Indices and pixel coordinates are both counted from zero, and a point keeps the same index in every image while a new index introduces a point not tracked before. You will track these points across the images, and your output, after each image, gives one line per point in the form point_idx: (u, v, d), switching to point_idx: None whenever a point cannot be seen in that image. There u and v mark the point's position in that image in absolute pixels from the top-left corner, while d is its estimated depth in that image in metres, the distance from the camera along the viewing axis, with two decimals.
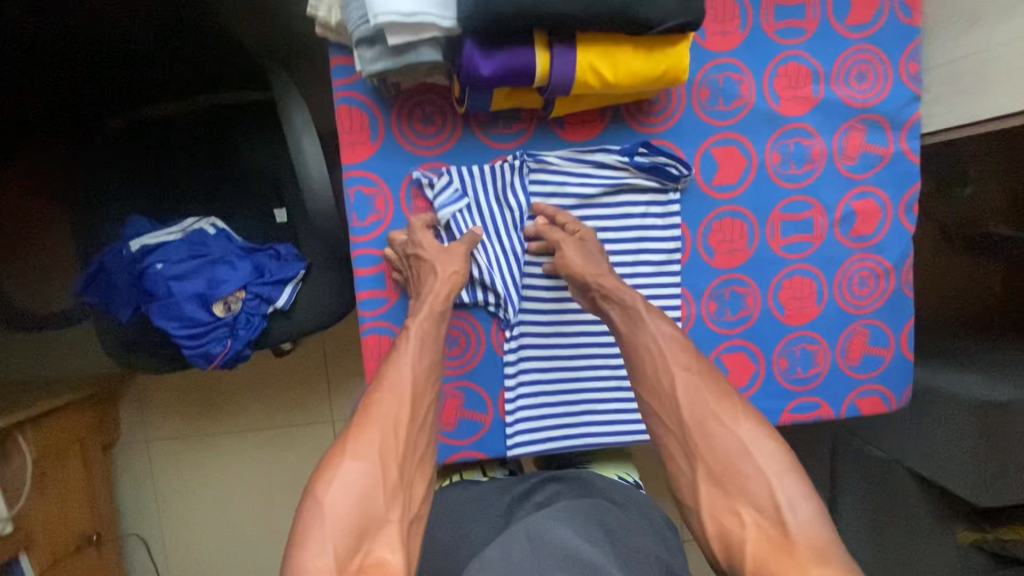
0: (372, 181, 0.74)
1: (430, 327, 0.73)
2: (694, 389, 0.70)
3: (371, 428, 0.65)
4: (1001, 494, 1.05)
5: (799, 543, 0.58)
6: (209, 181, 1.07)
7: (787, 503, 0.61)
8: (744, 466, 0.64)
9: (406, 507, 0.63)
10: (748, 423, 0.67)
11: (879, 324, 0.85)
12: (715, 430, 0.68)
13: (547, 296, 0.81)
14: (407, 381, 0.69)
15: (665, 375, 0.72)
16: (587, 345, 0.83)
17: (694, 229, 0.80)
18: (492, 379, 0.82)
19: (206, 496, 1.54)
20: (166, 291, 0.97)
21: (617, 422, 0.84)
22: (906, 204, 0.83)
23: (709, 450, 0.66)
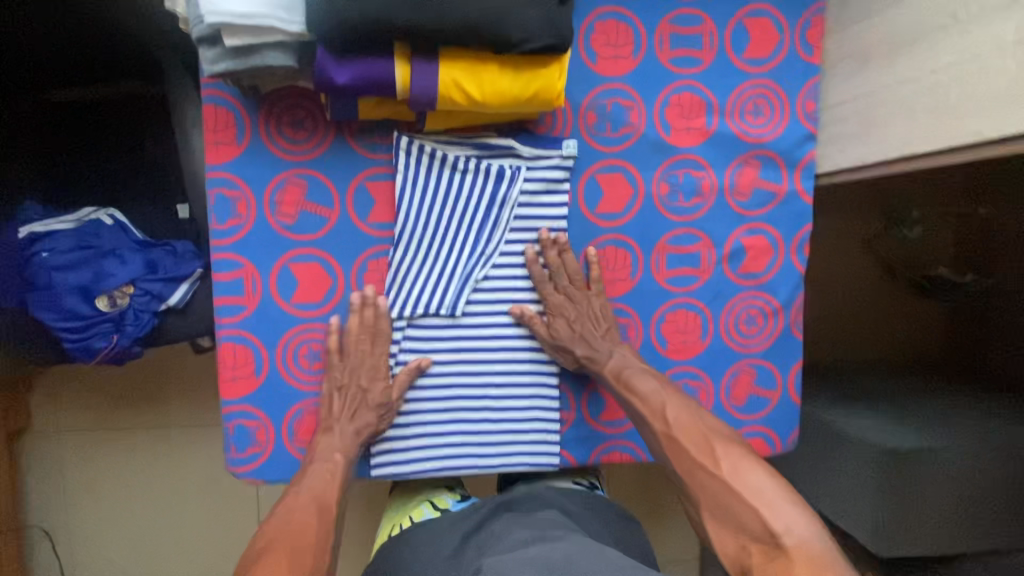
0: (233, 183, 0.71)
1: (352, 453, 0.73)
2: (674, 441, 0.70)
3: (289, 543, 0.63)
4: (902, 545, 1.03)
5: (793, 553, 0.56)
6: (111, 174, 1.03)
7: (784, 527, 0.58)
8: (727, 497, 0.63)
9: None
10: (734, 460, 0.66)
11: (765, 364, 0.83)
12: (702, 478, 0.66)
13: (434, 323, 0.76)
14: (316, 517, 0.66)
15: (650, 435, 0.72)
16: (476, 374, 0.77)
17: (576, 256, 0.78)
18: (351, 325, 0.76)
19: (117, 491, 1.50)
20: (47, 281, 0.94)
21: (504, 448, 0.79)
22: (798, 243, 0.81)
23: (704, 498, 0.64)
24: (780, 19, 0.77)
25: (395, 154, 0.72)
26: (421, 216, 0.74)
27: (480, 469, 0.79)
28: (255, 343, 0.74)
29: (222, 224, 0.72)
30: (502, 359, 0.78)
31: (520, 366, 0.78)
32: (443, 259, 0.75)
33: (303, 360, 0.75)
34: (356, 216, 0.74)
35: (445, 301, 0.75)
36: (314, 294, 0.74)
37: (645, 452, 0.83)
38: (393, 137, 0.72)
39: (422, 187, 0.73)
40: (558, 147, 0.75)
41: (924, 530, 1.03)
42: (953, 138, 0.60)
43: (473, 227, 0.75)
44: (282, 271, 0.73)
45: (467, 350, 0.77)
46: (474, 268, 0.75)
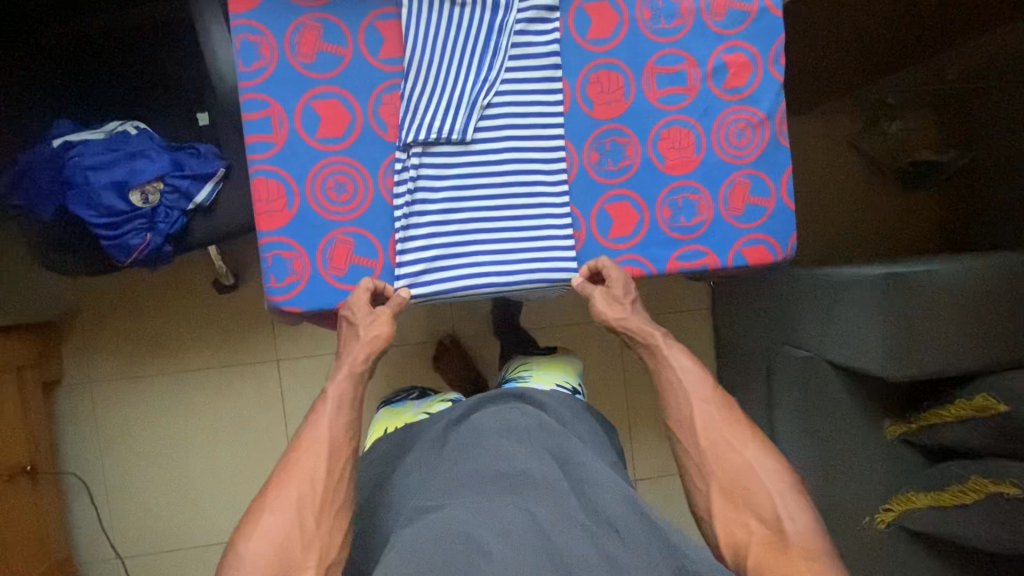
0: (256, 29, 0.79)
1: (347, 386, 0.87)
2: (707, 416, 0.90)
3: (290, 485, 0.78)
4: (912, 366, 1.07)
5: (793, 543, 0.78)
6: (137, 90, 1.12)
7: (788, 516, 0.80)
8: (748, 480, 0.84)
9: (323, 553, 0.75)
10: (753, 448, 0.87)
11: (758, 174, 0.89)
12: (727, 452, 0.87)
13: (446, 148, 0.82)
14: (324, 440, 0.82)
15: (686, 406, 0.92)
16: (490, 196, 0.84)
17: (573, 80, 0.85)
18: (372, 157, 0.82)
19: (150, 437, 1.54)
20: (84, 180, 1.01)
21: (521, 267, 0.85)
22: (774, 56, 0.88)
23: (722, 472, 0.86)
24: None
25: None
26: (426, 49, 0.81)
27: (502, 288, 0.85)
28: (286, 178, 0.80)
29: (249, 68, 0.79)
30: (513, 182, 0.84)
31: (531, 186, 0.85)
32: (450, 87, 0.81)
33: (330, 192, 0.81)
34: (368, 53, 0.81)
35: (456, 125, 0.81)
36: (337, 129, 0.81)
37: (655, 266, 0.88)
38: None
39: (426, 23, 0.81)
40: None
41: (932, 350, 1.07)
42: None
43: (475, 55, 0.82)
44: (305, 108, 0.80)
45: (481, 174, 0.83)
46: (480, 92, 0.81)
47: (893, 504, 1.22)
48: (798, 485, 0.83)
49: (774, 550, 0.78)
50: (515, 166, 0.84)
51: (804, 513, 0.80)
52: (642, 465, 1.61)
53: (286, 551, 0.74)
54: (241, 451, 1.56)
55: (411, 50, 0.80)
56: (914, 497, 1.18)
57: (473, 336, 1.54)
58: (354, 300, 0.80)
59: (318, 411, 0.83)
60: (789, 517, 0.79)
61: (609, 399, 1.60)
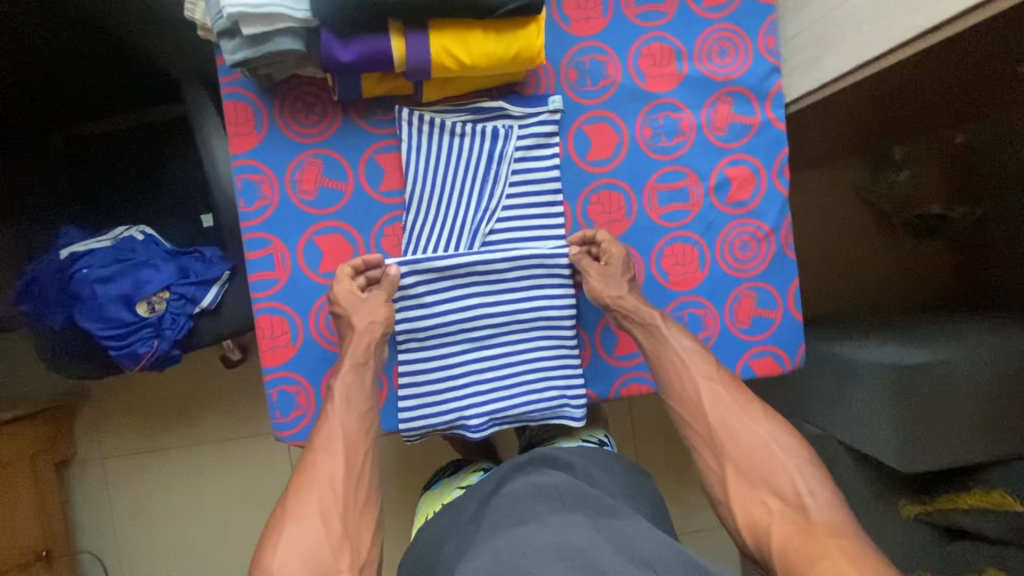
0: (257, 168, 0.79)
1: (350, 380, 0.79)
2: (715, 392, 0.79)
3: (310, 491, 0.68)
4: (924, 458, 1.06)
5: (818, 524, 0.66)
6: (142, 191, 1.12)
7: (809, 492, 0.70)
8: (766, 457, 0.74)
9: (354, 556, 0.66)
10: (770, 426, 0.76)
11: (764, 286, 0.88)
12: (739, 430, 0.77)
13: (445, 280, 0.81)
14: (338, 438, 0.73)
15: (690, 383, 0.79)
16: (493, 322, 0.82)
17: (574, 202, 0.84)
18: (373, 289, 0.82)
19: (162, 511, 1.55)
20: (90, 293, 1.02)
21: (525, 392, 0.84)
22: (778, 168, 0.87)
23: (736, 450, 0.75)
24: None
25: (399, 128, 0.80)
26: (427, 181, 0.80)
27: (507, 414, 0.84)
28: (289, 313, 0.80)
29: (251, 206, 0.79)
30: (517, 308, 0.83)
31: (537, 311, 0.83)
32: (451, 218, 0.81)
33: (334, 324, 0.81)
34: (370, 187, 0.81)
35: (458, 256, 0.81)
36: (339, 263, 0.81)
37: None
38: (395, 111, 0.80)
39: (426, 155, 0.80)
40: (545, 104, 0.82)
41: (943, 441, 1.05)
42: (914, 28, 0.67)
43: (476, 183, 0.81)
44: (308, 245, 0.80)
45: (485, 302, 0.82)
46: (481, 222, 0.81)
47: None
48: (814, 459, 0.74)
49: (799, 530, 0.67)
50: (517, 293, 0.82)
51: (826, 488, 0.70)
52: None
53: (315, 560, 0.63)
54: (253, 522, 1.56)
55: (411, 182, 0.80)
56: None
57: None
58: (337, 287, 0.77)
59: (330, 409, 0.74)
60: (810, 493, 0.69)
61: None
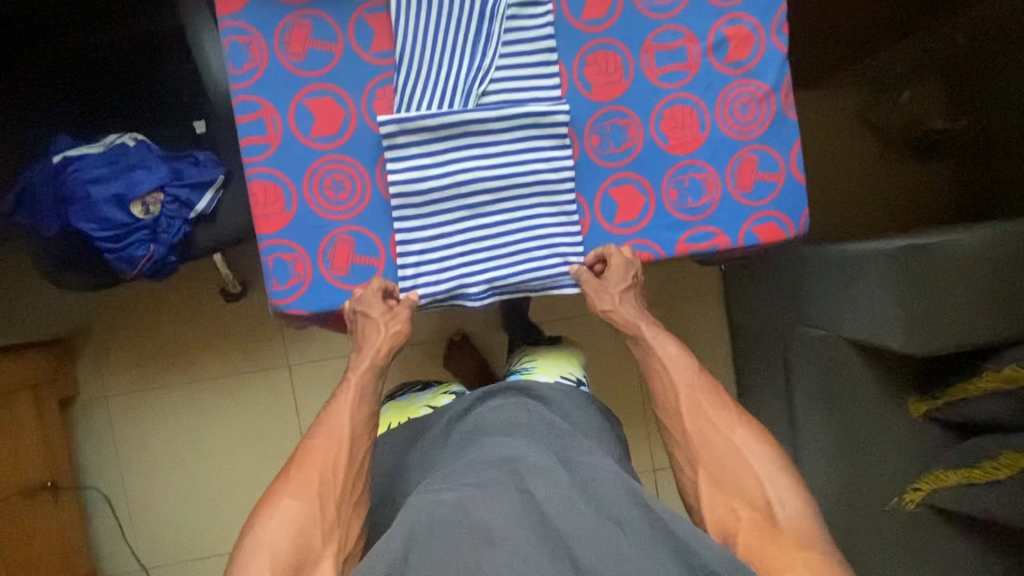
0: (245, 30, 0.78)
1: (368, 377, 0.91)
2: (693, 400, 0.91)
3: (313, 469, 0.80)
4: (933, 343, 1.04)
5: (783, 531, 0.76)
6: (137, 101, 1.12)
7: (778, 501, 0.79)
8: (737, 466, 0.84)
9: (340, 544, 0.77)
10: (741, 432, 0.87)
11: (766, 149, 0.86)
12: (713, 436, 0.87)
13: (442, 139, 0.79)
14: (346, 429, 0.85)
15: (671, 393, 0.93)
16: (490, 185, 0.81)
17: (570, 63, 0.83)
18: (368, 154, 0.80)
19: (166, 448, 1.54)
20: (84, 194, 1.01)
21: (525, 259, 0.83)
22: (776, 25, 0.85)
23: (708, 456, 0.86)
24: None
25: None
26: (418, 40, 0.79)
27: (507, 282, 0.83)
28: (282, 179, 0.79)
29: (240, 70, 0.78)
30: (513, 171, 0.82)
31: (536, 175, 0.82)
32: (445, 78, 0.80)
33: (328, 191, 0.80)
34: (360, 49, 0.79)
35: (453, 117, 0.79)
36: (331, 127, 0.79)
37: (664, 250, 0.86)
38: None
39: (417, 13, 0.79)
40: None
41: (953, 325, 1.03)
42: None
43: (468, 42, 0.80)
44: (299, 108, 0.79)
45: (481, 164, 0.81)
46: (475, 80, 0.79)
47: (921, 483, 1.18)
48: (784, 467, 0.84)
49: (764, 535, 0.76)
50: (514, 156, 0.81)
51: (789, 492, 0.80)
52: (660, 454, 1.59)
53: (304, 537, 0.74)
54: (255, 458, 1.55)
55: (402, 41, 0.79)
56: (945, 475, 1.13)
57: (481, 333, 1.53)
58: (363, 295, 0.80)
59: (341, 402, 0.87)
60: (778, 502, 0.78)
61: (622, 390, 1.57)
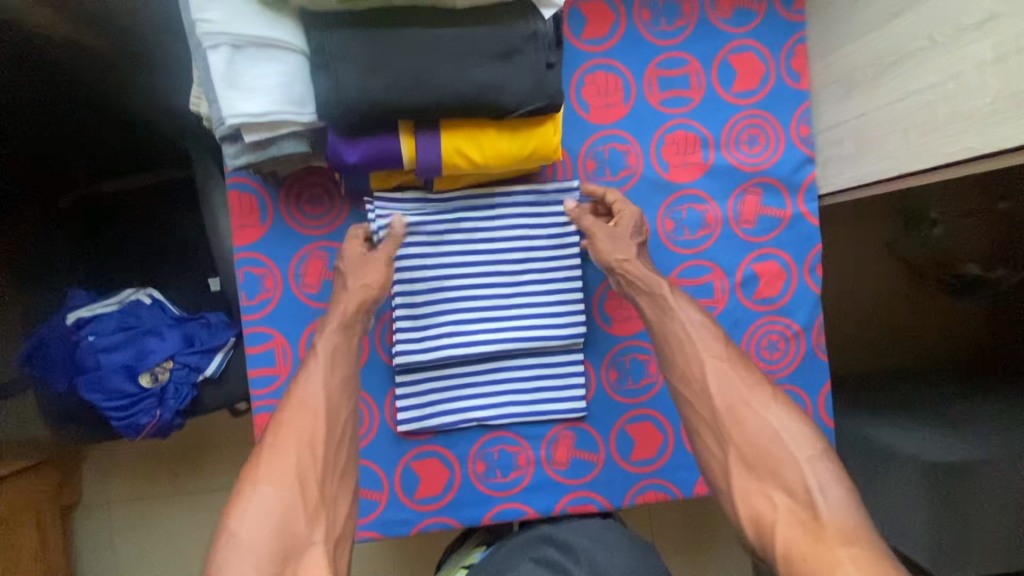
0: (260, 261, 0.76)
1: (338, 339, 0.73)
2: (722, 374, 0.71)
3: (288, 448, 0.66)
4: (965, 565, 0.98)
5: (830, 525, 0.59)
6: (146, 252, 1.10)
7: (819, 487, 0.62)
8: (776, 450, 0.66)
9: (329, 524, 0.64)
10: (781, 409, 0.68)
11: (793, 390, 0.82)
12: (746, 416, 0.69)
13: (458, 378, 0.79)
14: (318, 398, 0.69)
15: (698, 364, 0.72)
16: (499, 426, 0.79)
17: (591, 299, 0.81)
18: (379, 387, 0.80)
19: (163, 561, 1.52)
20: (94, 364, 1.00)
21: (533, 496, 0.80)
22: (810, 264, 0.81)
23: (742, 435, 0.67)
24: (763, 53, 0.81)
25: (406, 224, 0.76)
26: (436, 279, 0.77)
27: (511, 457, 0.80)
28: None
29: (252, 300, 0.76)
30: (526, 409, 0.80)
31: (548, 413, 0.80)
32: (460, 318, 0.78)
33: None
34: None
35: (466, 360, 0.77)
36: None
37: (681, 491, 0.82)
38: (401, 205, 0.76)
39: (434, 253, 0.77)
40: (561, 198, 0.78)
41: (986, 547, 0.98)
42: (972, 144, 0.61)
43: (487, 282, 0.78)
44: (309, 340, 0.77)
45: (492, 401, 0.79)
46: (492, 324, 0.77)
47: None
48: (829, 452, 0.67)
49: (807, 532, 0.59)
50: (527, 393, 0.80)
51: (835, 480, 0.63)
52: None
53: (287, 525, 0.61)
54: None
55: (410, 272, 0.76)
56: None
57: None
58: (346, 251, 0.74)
59: (310, 369, 0.70)
60: (821, 491, 0.61)
61: None
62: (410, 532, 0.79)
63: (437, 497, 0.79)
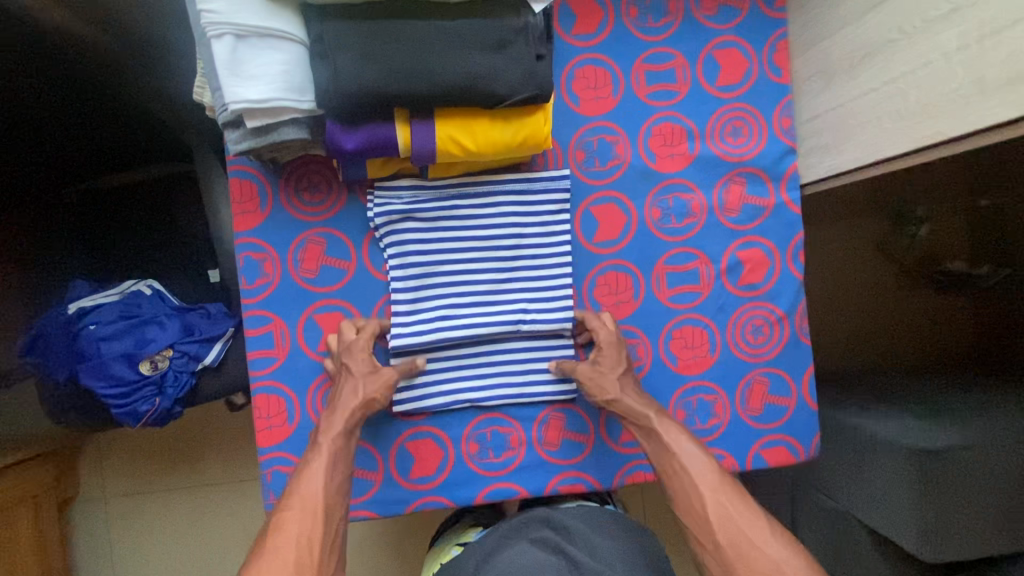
0: (259, 246, 0.78)
1: (340, 441, 0.74)
2: (720, 506, 0.69)
3: (286, 546, 0.64)
4: (947, 547, 1.00)
5: None
6: (147, 246, 1.13)
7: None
8: None
9: None
10: (781, 541, 0.66)
11: (777, 372, 0.85)
12: (748, 550, 0.66)
13: (450, 360, 0.81)
14: (317, 497, 0.69)
15: (696, 499, 0.71)
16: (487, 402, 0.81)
17: (581, 283, 0.83)
18: None
19: (159, 555, 1.53)
20: (95, 351, 1.02)
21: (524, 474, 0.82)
22: (792, 251, 0.84)
23: (745, 573, 0.64)
24: (746, 48, 0.84)
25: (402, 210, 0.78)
26: (430, 264, 0.79)
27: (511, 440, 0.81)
28: (287, 393, 0.79)
29: (252, 283, 0.78)
30: (517, 390, 0.82)
31: (539, 392, 0.82)
32: (454, 303, 0.80)
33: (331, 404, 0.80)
34: (372, 265, 0.80)
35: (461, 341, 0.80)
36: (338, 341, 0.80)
37: None
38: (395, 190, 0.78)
39: (429, 238, 0.79)
40: (552, 185, 0.80)
41: (968, 530, 1.00)
42: (939, 132, 0.65)
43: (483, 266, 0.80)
44: (307, 323, 0.79)
45: (486, 383, 0.81)
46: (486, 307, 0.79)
47: None
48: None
49: None
50: (520, 374, 0.82)
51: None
52: None
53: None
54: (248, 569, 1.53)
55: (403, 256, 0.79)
56: None
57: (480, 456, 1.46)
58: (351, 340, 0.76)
59: (311, 467, 0.70)
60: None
61: None
62: (404, 510, 0.81)
63: (432, 477, 0.81)
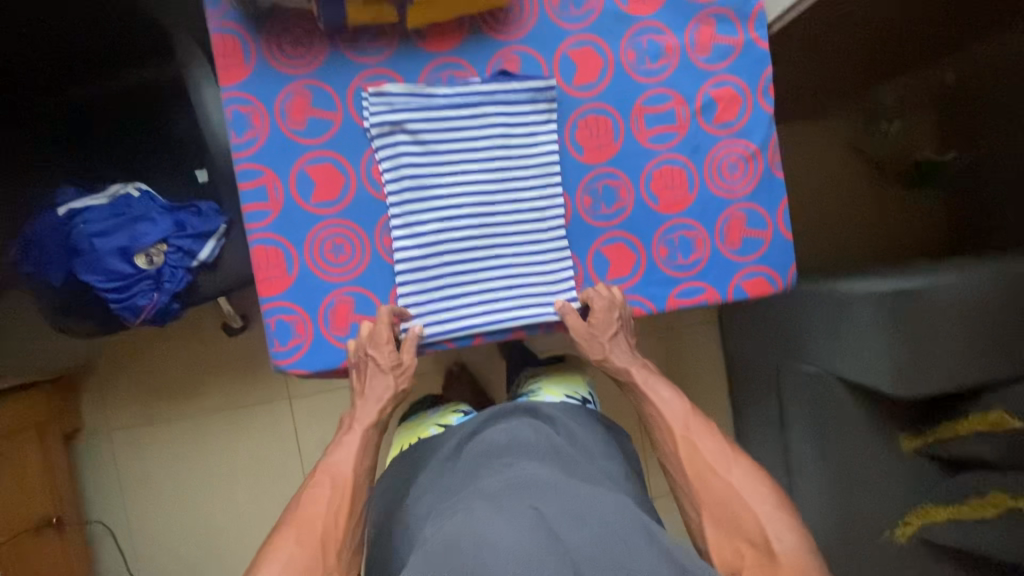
0: (248, 100, 0.82)
1: (371, 426, 0.88)
2: (690, 445, 0.89)
3: (316, 509, 0.80)
4: (921, 384, 1.06)
5: (783, 564, 0.76)
6: (136, 151, 1.14)
7: (775, 535, 0.78)
8: (737, 508, 0.82)
9: None
10: (739, 471, 0.85)
11: (753, 207, 0.89)
12: (711, 478, 0.86)
13: (443, 204, 0.85)
14: (345, 473, 0.84)
15: (670, 439, 0.91)
16: (474, 242, 0.86)
17: (562, 127, 0.88)
18: (372, 219, 0.85)
19: (167, 482, 1.56)
20: (89, 247, 1.03)
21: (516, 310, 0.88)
22: (762, 87, 0.89)
23: (708, 497, 0.84)
24: None
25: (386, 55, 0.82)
26: (416, 110, 0.83)
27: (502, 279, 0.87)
28: (284, 244, 0.83)
29: (242, 138, 0.82)
30: (505, 230, 0.87)
31: (527, 231, 0.87)
32: (441, 147, 0.85)
33: (329, 254, 0.85)
34: (359, 115, 0.84)
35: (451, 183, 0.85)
36: (331, 192, 0.84)
37: (654, 304, 0.89)
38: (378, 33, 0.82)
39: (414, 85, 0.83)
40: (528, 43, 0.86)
41: (941, 367, 1.05)
42: None
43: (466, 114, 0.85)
44: (300, 174, 0.83)
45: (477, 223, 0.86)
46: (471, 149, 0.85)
47: (912, 517, 1.21)
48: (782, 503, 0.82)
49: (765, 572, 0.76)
50: (509, 213, 0.87)
51: (787, 528, 0.79)
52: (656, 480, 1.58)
53: None
54: (254, 492, 1.57)
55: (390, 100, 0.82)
56: (933, 510, 1.17)
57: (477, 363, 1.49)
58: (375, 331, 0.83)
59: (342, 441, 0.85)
60: (777, 539, 0.77)
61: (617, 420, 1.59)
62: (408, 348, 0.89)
63: None
